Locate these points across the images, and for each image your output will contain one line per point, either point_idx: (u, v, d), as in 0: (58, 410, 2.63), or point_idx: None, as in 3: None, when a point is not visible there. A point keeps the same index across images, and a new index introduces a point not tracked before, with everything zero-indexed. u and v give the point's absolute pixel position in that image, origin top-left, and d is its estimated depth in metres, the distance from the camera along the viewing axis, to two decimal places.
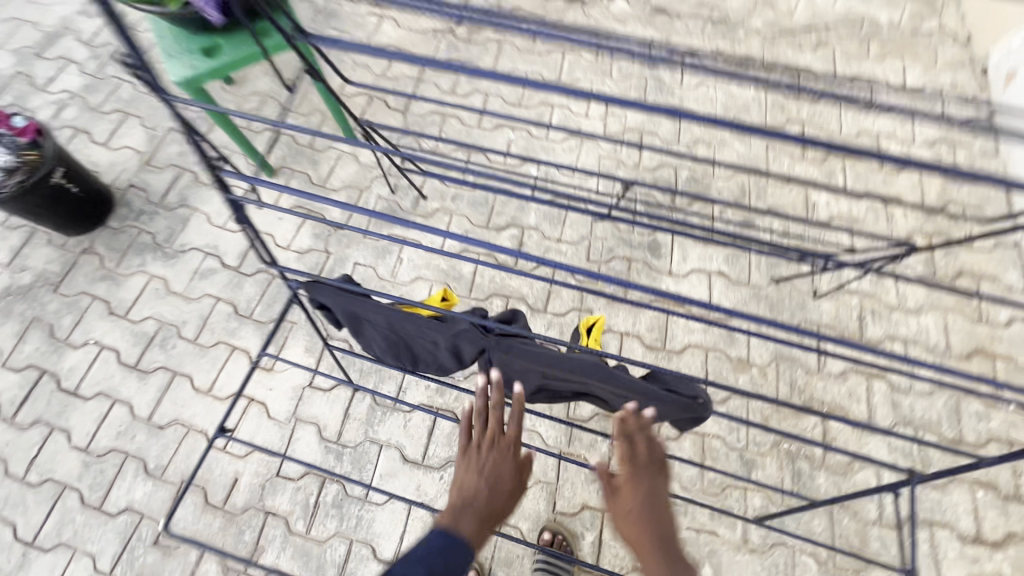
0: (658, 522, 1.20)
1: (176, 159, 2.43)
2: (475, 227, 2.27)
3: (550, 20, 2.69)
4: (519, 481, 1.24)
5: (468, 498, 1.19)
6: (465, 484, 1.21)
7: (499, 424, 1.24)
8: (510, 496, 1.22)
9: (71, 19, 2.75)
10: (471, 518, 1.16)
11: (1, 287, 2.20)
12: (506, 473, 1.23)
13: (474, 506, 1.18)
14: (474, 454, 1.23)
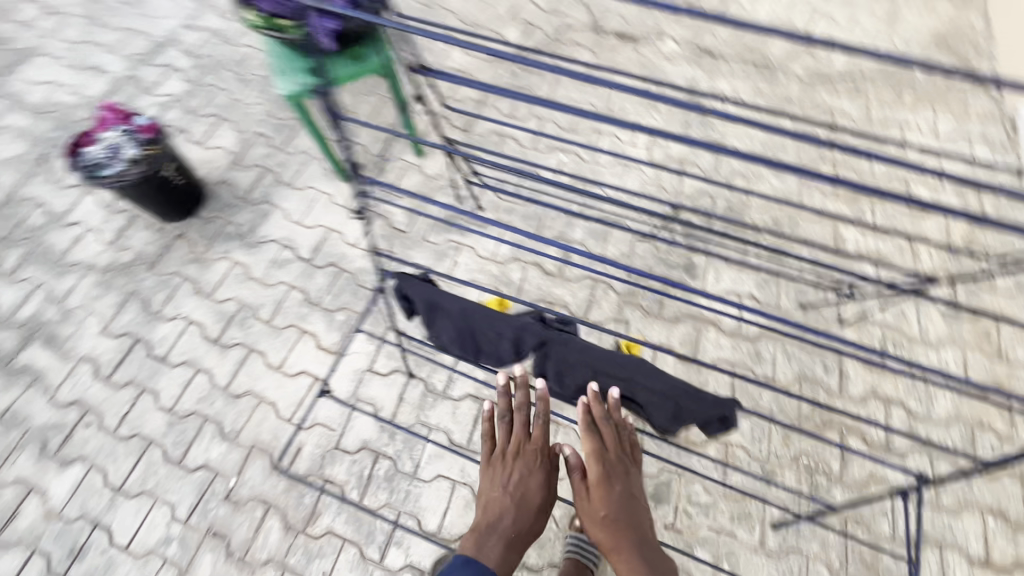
0: (630, 509, 1.53)
1: (261, 160, 2.71)
2: (526, 238, 2.49)
3: (604, 55, 2.94)
4: (542, 495, 1.52)
5: (495, 519, 1.48)
6: (492, 502, 1.51)
7: (525, 432, 1.53)
8: (535, 511, 1.51)
9: (177, 31, 3.10)
10: (498, 537, 1.46)
11: (105, 262, 2.49)
12: (530, 487, 1.51)
13: (501, 526, 1.48)
14: (499, 471, 1.53)
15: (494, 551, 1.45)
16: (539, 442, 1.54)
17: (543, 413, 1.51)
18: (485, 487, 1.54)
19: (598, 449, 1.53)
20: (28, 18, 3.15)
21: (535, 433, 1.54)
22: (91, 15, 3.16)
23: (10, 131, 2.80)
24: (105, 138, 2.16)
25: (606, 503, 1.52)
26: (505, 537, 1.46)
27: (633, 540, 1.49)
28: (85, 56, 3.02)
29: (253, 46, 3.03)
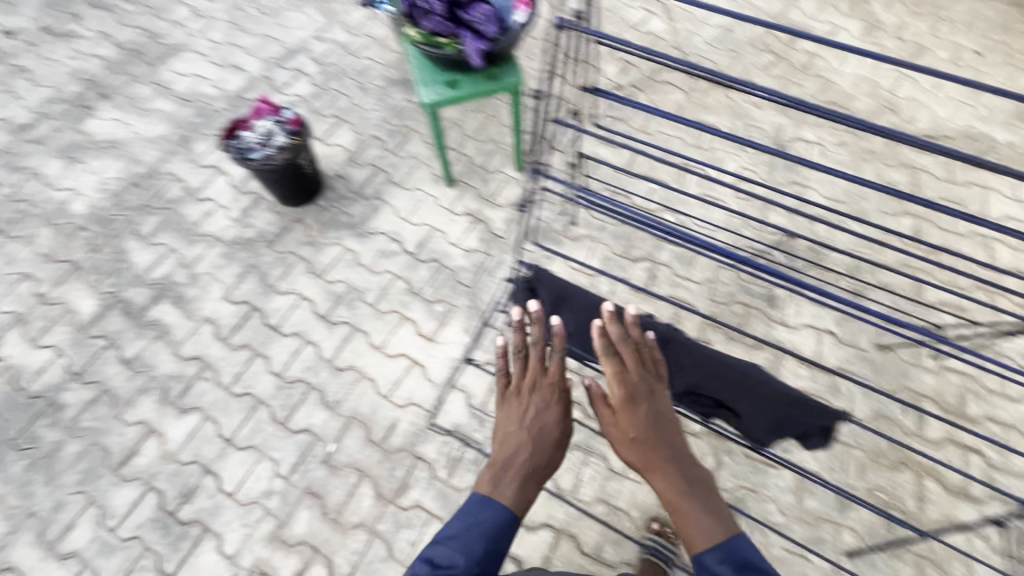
0: (663, 428, 1.35)
1: (375, 160, 2.96)
2: (615, 255, 2.66)
3: (695, 98, 3.16)
4: (560, 428, 1.41)
5: (510, 456, 1.37)
6: (507, 439, 1.40)
7: (540, 365, 1.47)
8: (554, 445, 1.40)
9: (308, 41, 3.44)
10: (513, 474, 1.35)
11: (230, 237, 2.74)
12: (547, 422, 1.41)
13: (516, 462, 1.36)
14: (513, 407, 1.43)
15: (510, 490, 1.33)
16: (555, 376, 1.46)
17: (558, 346, 1.44)
18: (501, 424, 1.44)
19: (619, 371, 1.39)
20: (179, 18, 3.54)
21: (551, 368, 1.46)
22: (233, 20, 3.54)
23: (157, 114, 3.13)
24: (259, 127, 2.44)
25: (634, 424, 1.34)
26: (520, 474, 1.34)
27: (669, 461, 1.30)
28: (226, 55, 3.37)
29: (375, 59, 3.34)
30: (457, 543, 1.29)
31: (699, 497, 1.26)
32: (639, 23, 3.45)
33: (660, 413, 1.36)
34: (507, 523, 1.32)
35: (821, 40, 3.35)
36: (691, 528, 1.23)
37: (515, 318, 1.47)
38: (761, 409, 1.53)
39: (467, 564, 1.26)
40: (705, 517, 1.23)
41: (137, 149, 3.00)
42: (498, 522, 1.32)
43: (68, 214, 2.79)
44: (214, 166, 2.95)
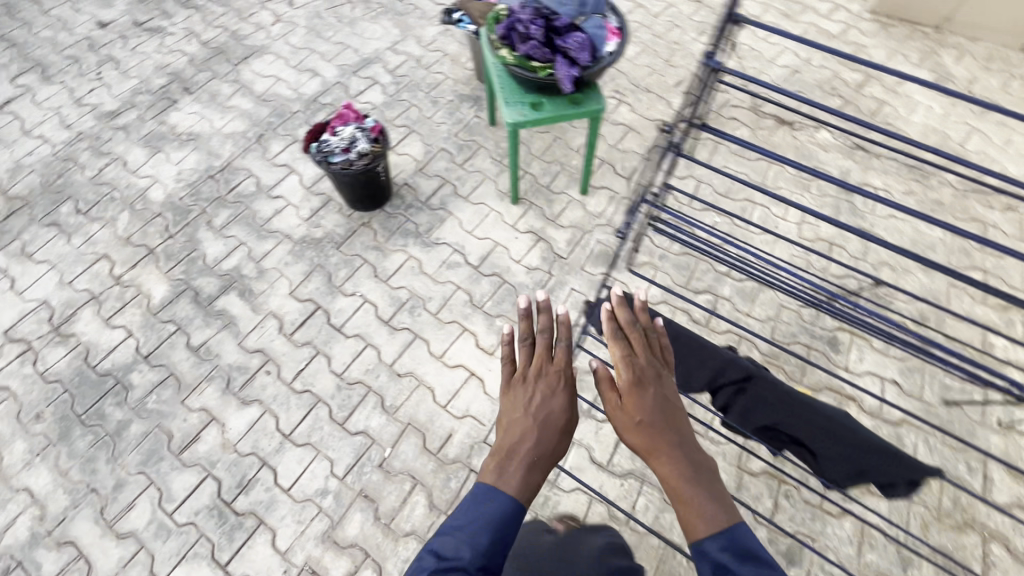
0: (668, 411, 1.30)
1: (442, 172, 3.03)
2: (676, 285, 2.66)
3: (761, 134, 3.17)
4: (567, 415, 1.31)
5: (515, 442, 1.24)
6: (511, 425, 1.29)
7: (547, 352, 1.41)
8: (561, 434, 1.29)
9: (383, 52, 3.55)
10: (518, 461, 1.21)
11: (299, 235, 2.80)
12: (554, 407, 1.31)
13: (521, 450, 1.24)
14: (519, 392, 1.33)
15: (515, 478, 1.19)
16: (562, 363, 1.40)
17: (566, 331, 1.41)
18: (505, 413, 1.33)
19: (625, 355, 1.38)
20: (262, 22, 3.68)
21: (559, 355, 1.41)
22: (313, 27, 3.66)
23: (236, 111, 3.24)
24: (342, 132, 2.52)
25: (640, 407, 1.30)
26: (527, 459, 1.21)
27: (673, 444, 1.25)
28: (304, 60, 3.48)
29: (447, 74, 3.43)
30: (460, 534, 1.12)
31: (702, 481, 1.18)
32: (707, 58, 3.50)
33: (667, 397, 1.33)
34: (513, 515, 1.16)
35: (891, 88, 3.35)
36: (693, 513, 1.14)
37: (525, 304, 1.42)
38: (839, 460, 1.54)
39: (473, 559, 1.10)
40: (708, 502, 1.15)
41: (214, 144, 3.11)
42: (503, 514, 1.16)
43: (147, 201, 2.89)
44: (287, 165, 3.03)
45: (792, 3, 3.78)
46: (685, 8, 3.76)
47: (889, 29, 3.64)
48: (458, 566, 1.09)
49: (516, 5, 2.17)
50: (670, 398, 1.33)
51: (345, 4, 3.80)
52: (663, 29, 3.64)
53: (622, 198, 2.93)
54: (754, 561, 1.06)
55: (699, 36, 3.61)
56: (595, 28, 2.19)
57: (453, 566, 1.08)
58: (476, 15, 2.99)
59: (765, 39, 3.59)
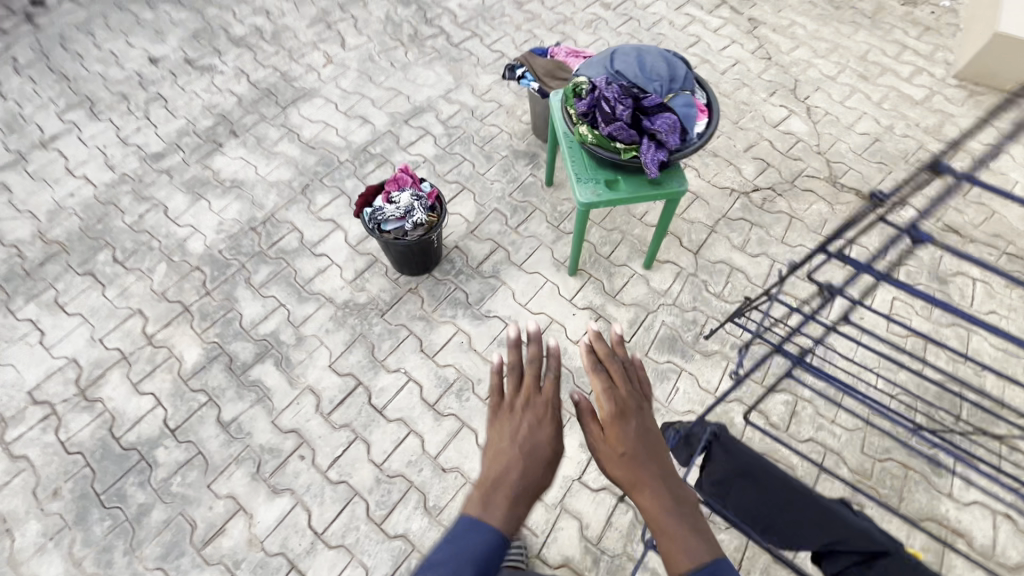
0: (652, 443, 1.29)
1: (495, 235, 2.84)
2: (751, 380, 2.40)
3: (840, 208, 2.91)
4: (551, 447, 1.24)
5: (501, 470, 1.16)
6: (495, 454, 1.21)
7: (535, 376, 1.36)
8: (545, 465, 1.22)
9: (435, 100, 3.40)
10: (503, 492, 1.12)
11: (341, 299, 2.63)
12: (539, 438, 1.24)
13: (506, 481, 1.15)
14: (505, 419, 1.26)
15: (498, 511, 1.10)
16: (546, 391, 1.35)
17: (556, 359, 1.39)
18: (488, 441, 1.26)
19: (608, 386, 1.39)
20: (313, 63, 3.59)
21: (545, 382, 1.35)
22: (365, 70, 3.54)
23: (282, 158, 3.11)
24: (398, 198, 2.35)
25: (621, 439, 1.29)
26: (510, 492, 1.13)
27: (656, 476, 1.22)
28: (354, 105, 3.36)
29: (501, 127, 3.27)
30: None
31: (687, 514, 1.16)
32: (779, 121, 3.27)
33: (647, 428, 1.33)
34: (496, 553, 1.06)
35: (983, 163, 3.08)
36: (682, 549, 1.10)
37: (516, 329, 1.37)
38: None
39: None
40: (694, 538, 1.11)
41: (258, 193, 2.97)
42: (486, 550, 1.06)
43: (186, 253, 2.76)
44: (333, 220, 2.88)
45: (869, 64, 3.55)
46: (754, 65, 3.56)
47: (977, 97, 3.37)
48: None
49: (598, 80, 1.97)
50: (652, 430, 1.33)
51: (398, 47, 3.69)
52: (730, 87, 3.44)
53: (689, 275, 2.69)
54: None
55: (769, 97, 3.39)
56: (685, 103, 1.97)
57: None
58: (540, 73, 2.82)
59: (841, 104, 3.36)
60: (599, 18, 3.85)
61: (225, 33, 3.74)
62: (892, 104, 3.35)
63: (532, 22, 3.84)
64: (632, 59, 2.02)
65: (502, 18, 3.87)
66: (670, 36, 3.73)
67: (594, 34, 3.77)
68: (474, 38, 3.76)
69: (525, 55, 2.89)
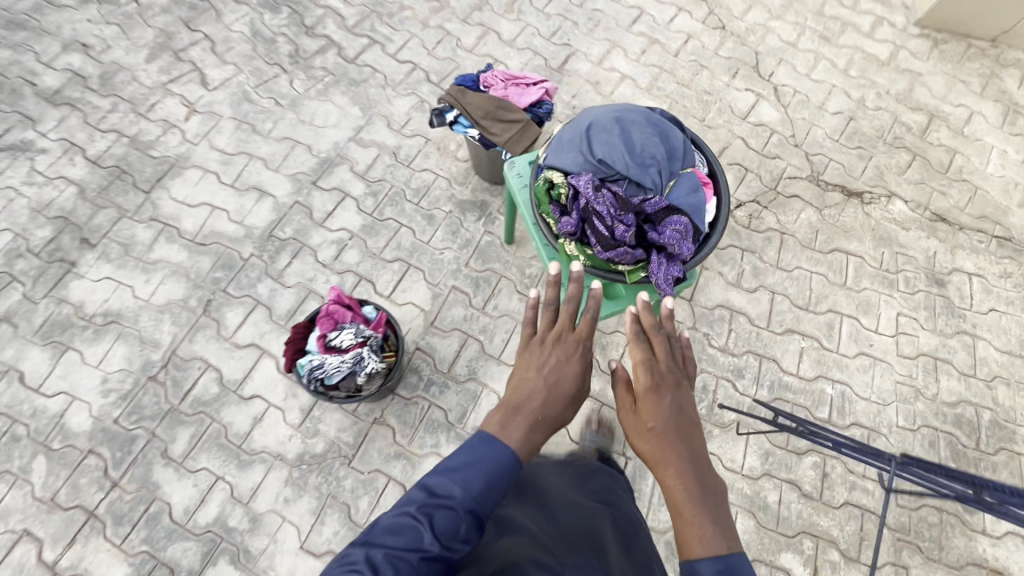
0: (685, 421, 1.21)
1: (461, 323, 2.37)
2: (776, 448, 2.19)
3: (829, 212, 2.64)
4: (576, 385, 1.31)
5: (526, 395, 1.27)
6: (522, 384, 1.29)
7: (569, 321, 1.41)
8: (565, 404, 1.29)
9: (345, 146, 2.72)
10: (522, 417, 1.23)
11: (294, 453, 2.13)
12: (566, 375, 1.32)
13: (526, 407, 1.25)
14: (535, 352, 1.34)
15: (515, 433, 1.20)
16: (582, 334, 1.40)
17: (596, 304, 1.44)
18: (517, 371, 1.35)
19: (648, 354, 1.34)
20: (170, 116, 2.73)
21: (581, 325, 1.41)
22: (242, 117, 2.75)
23: (163, 267, 2.40)
24: (339, 341, 1.82)
25: (653, 412, 1.22)
26: (530, 418, 1.22)
27: (683, 454, 1.15)
28: (242, 172, 2.61)
29: (436, 172, 2.67)
30: (454, 475, 1.16)
31: (708, 502, 1.09)
32: (748, 110, 2.88)
33: (684, 411, 1.23)
34: (507, 466, 1.19)
35: (959, 130, 2.87)
36: (692, 535, 1.04)
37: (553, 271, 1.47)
38: None
39: (463, 499, 1.14)
40: (710, 527, 1.05)
41: (145, 325, 2.29)
42: (499, 465, 1.18)
43: (68, 433, 2.11)
44: (254, 345, 2.29)
45: (827, 20, 3.16)
46: (708, 39, 3.07)
47: (941, 47, 3.09)
48: (449, 504, 1.13)
49: (580, 183, 1.49)
50: (687, 411, 1.25)
51: (279, 74, 2.88)
52: (688, 73, 2.97)
53: (688, 331, 2.38)
54: None
55: (731, 79, 2.96)
56: (692, 190, 1.55)
57: (443, 503, 1.12)
58: (476, 114, 2.23)
59: (807, 77, 2.98)
60: None
61: (31, 89, 2.75)
62: (858, 70, 3.02)
63: (440, 13, 3.10)
64: (617, 138, 1.53)
65: (403, 13, 3.09)
66: (608, 12, 3.13)
67: (518, 19, 3.09)
68: (375, 46, 2.99)
69: (452, 91, 2.26)
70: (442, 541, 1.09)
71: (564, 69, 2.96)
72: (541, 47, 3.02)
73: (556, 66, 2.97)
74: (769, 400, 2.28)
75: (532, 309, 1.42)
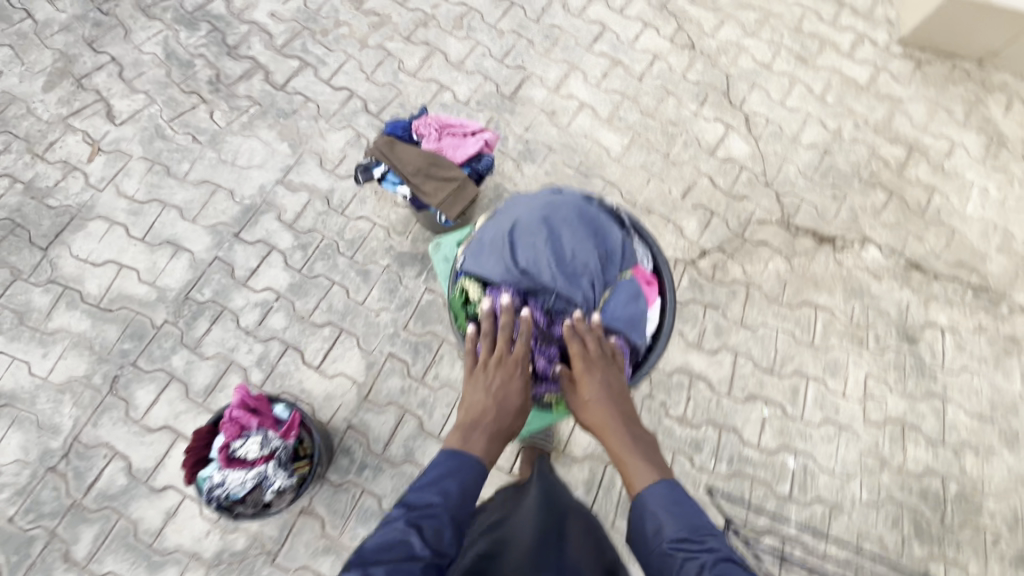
0: (616, 389, 1.31)
1: (398, 395, 2.17)
2: (733, 529, 2.08)
3: (798, 261, 2.46)
4: (523, 398, 1.33)
5: (477, 415, 1.29)
6: (471, 403, 1.31)
7: (507, 344, 1.32)
8: (515, 413, 1.32)
9: (271, 190, 2.44)
10: (479, 434, 1.28)
11: (212, 550, 1.95)
12: (512, 391, 1.31)
13: (481, 424, 1.29)
14: (479, 375, 1.32)
15: (476, 446, 1.27)
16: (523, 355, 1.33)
17: (528, 329, 1.30)
18: (465, 393, 1.34)
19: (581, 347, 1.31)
20: (71, 156, 2.44)
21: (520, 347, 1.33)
22: (154, 157, 2.46)
23: (64, 338, 2.16)
24: (244, 452, 1.61)
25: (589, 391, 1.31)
26: (487, 433, 1.28)
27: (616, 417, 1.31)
28: (154, 224, 2.34)
29: (373, 219, 2.41)
30: (429, 487, 1.19)
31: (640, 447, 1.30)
32: (716, 144, 2.65)
33: (613, 383, 1.31)
34: (478, 475, 1.25)
35: (938, 165, 2.68)
36: (634, 475, 1.28)
37: (486, 305, 1.34)
38: None
39: (444, 504, 1.17)
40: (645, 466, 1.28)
41: (43, 408, 2.07)
42: (470, 476, 1.24)
43: None
44: (167, 427, 2.07)
45: (805, 37, 2.90)
46: (675, 60, 2.80)
47: (925, 68, 2.86)
48: (432, 512, 1.16)
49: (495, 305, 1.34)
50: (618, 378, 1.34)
51: (197, 104, 2.57)
52: (653, 100, 2.72)
53: (644, 399, 2.22)
54: (681, 510, 1.22)
55: (699, 108, 2.72)
56: (629, 298, 1.36)
57: (426, 512, 1.15)
58: (406, 169, 1.97)
59: (781, 105, 2.75)
60: (471, 10, 2.84)
61: None
62: (836, 96, 2.78)
63: (381, 30, 2.78)
64: (543, 245, 1.33)
65: (339, 29, 2.77)
66: (567, 29, 2.84)
67: (468, 37, 2.79)
68: (307, 70, 2.68)
69: (379, 144, 2.00)
70: (432, 545, 1.11)
71: (517, 96, 2.68)
72: (492, 70, 2.73)
73: (509, 93, 2.69)
74: (727, 475, 2.14)
75: (470, 335, 1.34)
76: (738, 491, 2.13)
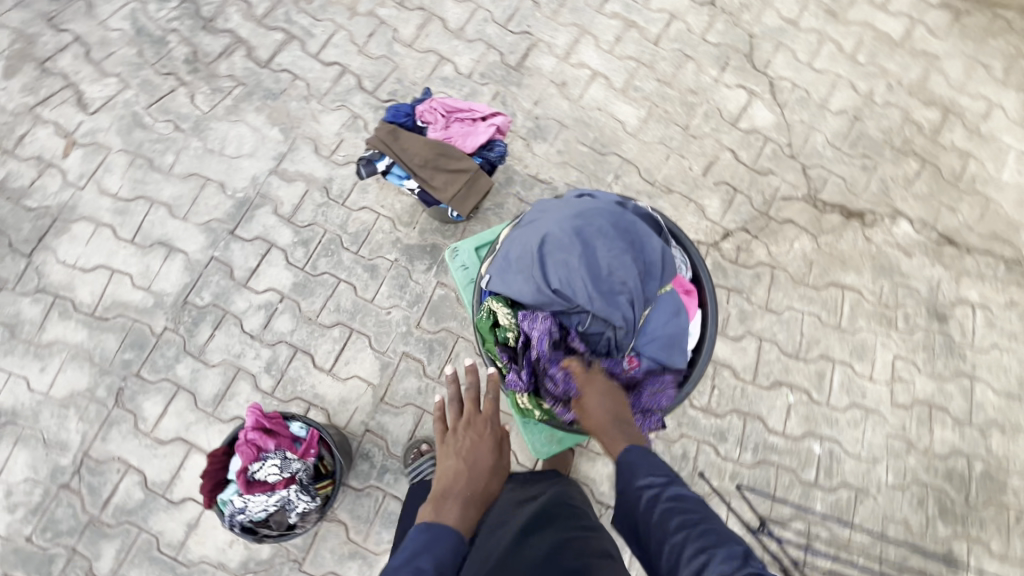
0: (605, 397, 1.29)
1: (415, 396, 2.10)
2: (758, 517, 2.07)
3: (825, 239, 2.34)
4: (495, 457, 1.29)
5: (449, 482, 1.21)
6: (441, 471, 1.24)
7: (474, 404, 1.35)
8: (489, 475, 1.26)
9: (265, 181, 2.27)
10: (454, 500, 1.17)
11: (238, 560, 1.93)
12: (483, 451, 1.28)
13: (454, 491, 1.19)
14: (448, 441, 1.29)
15: (452, 512, 1.15)
16: (490, 413, 1.35)
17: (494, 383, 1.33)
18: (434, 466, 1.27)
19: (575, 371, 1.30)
20: (44, 152, 2.25)
21: (486, 405, 1.36)
22: (135, 149, 2.27)
23: (60, 351, 2.06)
24: (263, 475, 1.56)
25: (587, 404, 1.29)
26: (462, 496, 1.18)
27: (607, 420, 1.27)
28: (142, 223, 2.19)
29: (376, 209, 2.26)
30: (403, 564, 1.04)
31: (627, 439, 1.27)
32: (738, 114, 2.47)
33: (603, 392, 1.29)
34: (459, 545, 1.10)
35: (975, 129, 2.51)
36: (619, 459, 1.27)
37: (450, 370, 1.38)
38: None
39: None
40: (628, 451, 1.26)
41: (48, 425, 2.00)
42: (448, 546, 1.09)
43: None
44: (179, 439, 2.01)
45: None
46: (694, 19, 2.57)
47: (963, 20, 2.64)
48: None
49: (535, 331, 1.29)
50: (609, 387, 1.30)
51: (175, 87, 2.35)
52: (671, 67, 2.51)
53: None
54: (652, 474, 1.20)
55: (720, 73, 2.51)
56: (667, 310, 1.32)
57: None
58: (413, 162, 1.81)
59: (809, 66, 2.54)
60: None
61: None
62: (867, 55, 2.58)
63: None
64: (577, 261, 1.23)
65: None
66: None
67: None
68: (292, 43, 2.44)
69: (381, 134, 1.82)
70: None
71: (524, 66, 2.47)
72: (495, 37, 2.49)
73: (515, 63, 2.47)
74: (753, 463, 2.12)
75: (439, 405, 1.37)
76: (764, 478, 2.11)
